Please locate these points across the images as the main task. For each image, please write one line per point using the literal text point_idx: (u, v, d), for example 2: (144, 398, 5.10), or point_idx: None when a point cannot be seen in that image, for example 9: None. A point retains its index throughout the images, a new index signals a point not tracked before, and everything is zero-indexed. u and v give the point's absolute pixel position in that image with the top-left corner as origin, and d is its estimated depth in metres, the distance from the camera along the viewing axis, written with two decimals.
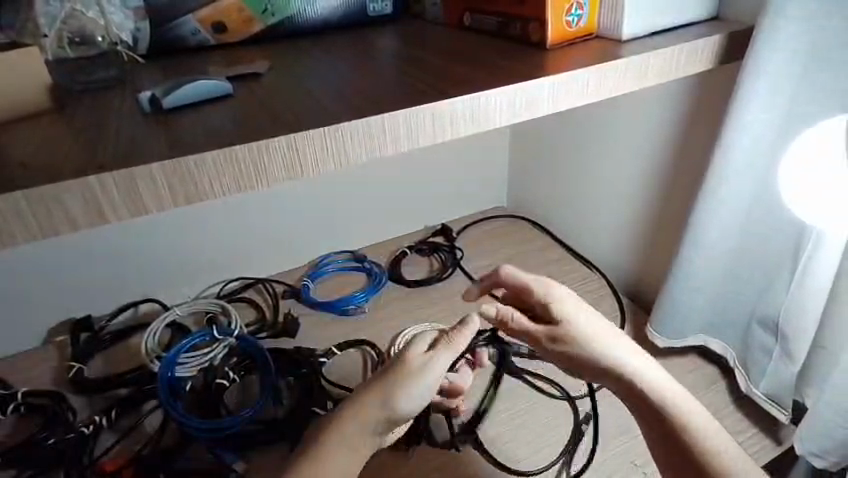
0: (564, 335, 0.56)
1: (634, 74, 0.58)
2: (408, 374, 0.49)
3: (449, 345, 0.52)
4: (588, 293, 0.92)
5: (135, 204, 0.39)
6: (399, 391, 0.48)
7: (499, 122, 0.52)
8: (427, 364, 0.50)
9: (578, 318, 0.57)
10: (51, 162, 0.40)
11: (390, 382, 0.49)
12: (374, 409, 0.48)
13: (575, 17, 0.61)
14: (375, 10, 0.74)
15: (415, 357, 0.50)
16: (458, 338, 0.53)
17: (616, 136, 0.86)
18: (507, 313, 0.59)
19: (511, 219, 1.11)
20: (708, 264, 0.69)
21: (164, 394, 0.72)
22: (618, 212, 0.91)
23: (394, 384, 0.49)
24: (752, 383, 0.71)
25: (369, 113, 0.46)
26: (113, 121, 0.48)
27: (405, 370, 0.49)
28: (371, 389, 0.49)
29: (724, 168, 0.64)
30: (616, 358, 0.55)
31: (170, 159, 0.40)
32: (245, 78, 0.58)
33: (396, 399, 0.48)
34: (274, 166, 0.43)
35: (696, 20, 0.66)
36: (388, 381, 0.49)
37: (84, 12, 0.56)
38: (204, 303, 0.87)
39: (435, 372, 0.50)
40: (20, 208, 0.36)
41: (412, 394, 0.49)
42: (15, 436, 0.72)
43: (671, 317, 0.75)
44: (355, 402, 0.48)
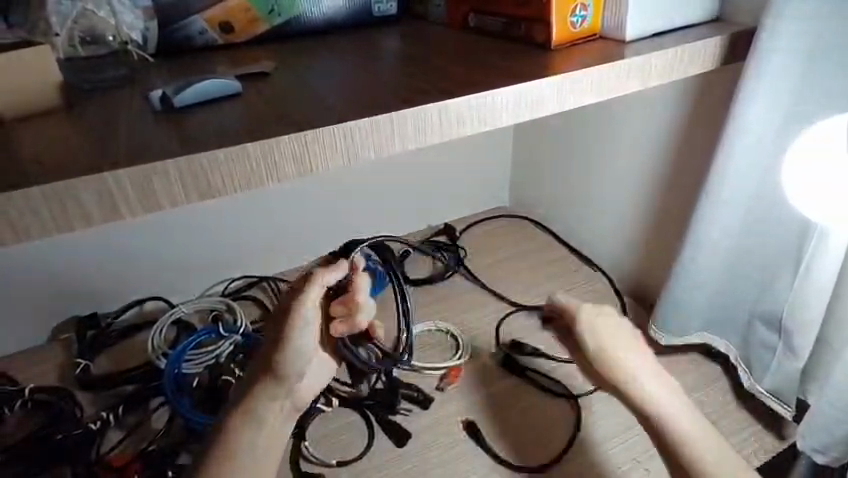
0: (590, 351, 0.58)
1: (637, 74, 0.58)
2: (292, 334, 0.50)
3: (313, 289, 0.50)
4: (590, 293, 0.93)
5: (147, 200, 0.40)
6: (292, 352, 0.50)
7: (505, 121, 0.52)
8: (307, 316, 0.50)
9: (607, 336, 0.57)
10: (65, 160, 0.40)
11: (282, 354, 0.50)
12: (279, 386, 0.50)
13: (579, 19, 0.62)
14: (379, 10, 0.75)
15: (293, 311, 0.50)
16: (322, 276, 0.51)
17: (619, 136, 0.87)
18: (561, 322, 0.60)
19: (513, 219, 1.11)
20: (709, 263, 0.70)
21: (170, 390, 0.73)
22: (620, 212, 0.92)
23: (283, 346, 0.50)
24: (755, 380, 0.72)
25: (377, 112, 0.47)
26: (123, 120, 0.49)
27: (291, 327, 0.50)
28: (266, 360, 0.50)
29: (724, 170, 0.65)
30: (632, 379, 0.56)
31: (184, 156, 0.40)
32: (252, 78, 0.58)
33: (290, 357, 0.50)
34: (285, 163, 0.44)
35: (698, 21, 0.66)
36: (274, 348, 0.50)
37: (95, 11, 0.60)
38: (208, 301, 0.88)
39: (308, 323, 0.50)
40: (36, 204, 0.37)
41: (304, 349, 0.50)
42: (22, 433, 0.72)
43: (671, 317, 0.76)
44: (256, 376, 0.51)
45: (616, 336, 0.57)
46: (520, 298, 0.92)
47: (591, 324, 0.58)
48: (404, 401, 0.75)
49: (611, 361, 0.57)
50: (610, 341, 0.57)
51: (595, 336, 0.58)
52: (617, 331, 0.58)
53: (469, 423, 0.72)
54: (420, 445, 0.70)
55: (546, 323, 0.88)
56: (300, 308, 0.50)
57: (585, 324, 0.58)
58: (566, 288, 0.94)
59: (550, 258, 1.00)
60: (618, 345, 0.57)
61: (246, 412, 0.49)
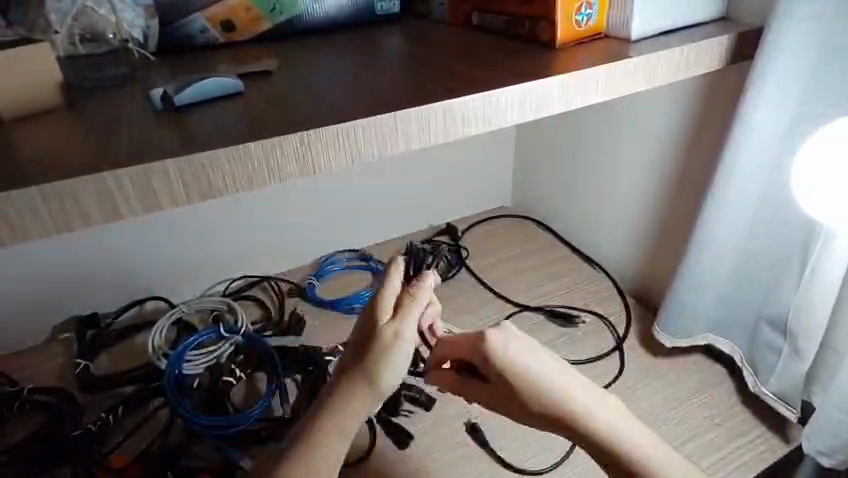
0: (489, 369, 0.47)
1: (643, 73, 0.57)
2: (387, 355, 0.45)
3: (409, 306, 0.46)
4: (593, 294, 0.92)
5: (147, 199, 0.39)
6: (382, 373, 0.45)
7: (509, 121, 0.52)
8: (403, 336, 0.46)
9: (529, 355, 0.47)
10: (64, 159, 0.40)
11: (374, 370, 0.45)
12: (362, 404, 0.45)
13: (584, 17, 0.61)
14: (381, 9, 0.74)
15: (382, 330, 0.45)
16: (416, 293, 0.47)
17: (623, 136, 0.86)
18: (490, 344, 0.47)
19: (516, 219, 1.11)
20: (714, 265, 0.70)
21: (171, 391, 0.72)
22: (624, 213, 0.91)
23: (378, 358, 0.45)
24: (760, 382, 0.71)
25: (381, 111, 0.46)
26: (124, 119, 0.48)
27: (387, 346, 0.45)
28: (348, 376, 0.45)
29: (730, 171, 0.64)
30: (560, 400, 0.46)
31: (184, 155, 0.40)
32: (253, 77, 0.58)
33: (379, 378, 0.45)
34: (286, 163, 0.43)
35: (704, 20, 0.66)
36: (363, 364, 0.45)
37: (95, 9, 0.60)
38: (209, 301, 0.88)
39: (404, 341, 0.45)
40: (34, 203, 0.36)
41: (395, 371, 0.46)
42: (21, 434, 0.71)
43: (675, 319, 0.75)
44: (334, 398, 0.45)
45: (550, 368, 0.46)
46: (523, 298, 0.91)
47: (518, 361, 0.46)
48: (406, 403, 0.75)
49: (546, 392, 0.46)
50: (540, 372, 0.46)
51: (524, 369, 0.46)
52: (547, 364, 0.47)
53: (472, 425, 0.72)
54: (423, 446, 0.70)
55: (549, 323, 0.87)
56: (395, 323, 0.46)
57: (511, 360, 0.46)
58: (569, 289, 0.93)
59: (553, 259, 1.00)
60: (549, 375, 0.46)
61: (312, 443, 0.44)
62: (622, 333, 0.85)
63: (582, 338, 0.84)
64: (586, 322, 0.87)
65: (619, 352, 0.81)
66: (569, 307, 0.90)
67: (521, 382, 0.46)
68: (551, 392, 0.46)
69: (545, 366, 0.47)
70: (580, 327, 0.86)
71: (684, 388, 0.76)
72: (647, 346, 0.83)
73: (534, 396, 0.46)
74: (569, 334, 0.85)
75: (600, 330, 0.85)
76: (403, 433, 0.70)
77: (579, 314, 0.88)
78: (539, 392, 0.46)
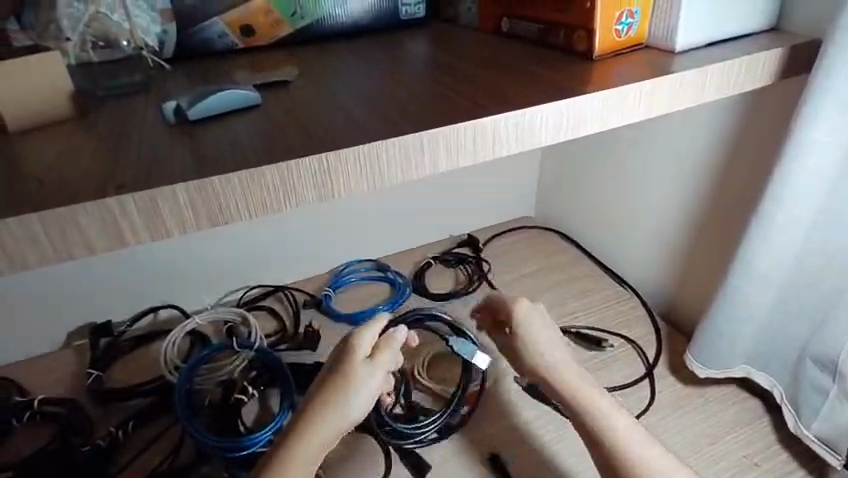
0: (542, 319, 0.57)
1: (689, 89, 0.53)
2: (353, 376, 0.49)
3: (389, 346, 0.51)
4: (621, 314, 0.88)
5: (155, 225, 0.36)
6: (346, 394, 0.48)
7: (544, 141, 0.48)
8: (370, 363, 0.50)
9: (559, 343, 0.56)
10: (69, 179, 0.37)
11: (338, 394, 0.48)
12: (328, 426, 0.48)
13: (625, 26, 0.57)
14: (406, 13, 0.71)
15: (353, 366, 0.49)
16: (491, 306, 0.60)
17: (658, 150, 0.82)
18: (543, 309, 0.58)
19: (540, 229, 1.07)
20: (757, 295, 0.65)
21: (182, 407, 0.70)
22: (656, 230, 0.86)
23: (346, 381, 0.49)
24: (802, 423, 0.67)
25: (407, 131, 0.43)
26: (135, 133, 0.46)
27: (351, 372, 0.49)
28: (318, 393, 0.49)
29: (779, 197, 0.59)
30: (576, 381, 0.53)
31: (195, 178, 0.37)
32: (272, 86, 0.55)
33: (325, 421, 0.48)
34: (303, 185, 0.40)
35: (753, 31, 0.61)
36: (332, 392, 0.48)
37: (108, 15, 0.56)
38: (223, 312, 0.85)
39: (377, 372, 0.50)
40: (33, 231, 0.34)
41: (357, 398, 0.49)
42: (31, 446, 0.70)
43: (710, 348, 0.71)
44: (307, 422, 0.48)
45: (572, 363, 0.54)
46: None
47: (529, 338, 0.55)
48: None
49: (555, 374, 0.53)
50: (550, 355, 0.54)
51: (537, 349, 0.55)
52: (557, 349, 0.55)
53: (491, 456, 0.68)
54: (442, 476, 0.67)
55: (575, 345, 0.83)
56: (369, 367, 0.50)
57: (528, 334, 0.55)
58: (595, 307, 0.89)
59: (578, 274, 0.96)
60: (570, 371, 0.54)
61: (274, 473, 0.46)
62: (652, 359, 0.81)
63: (610, 363, 0.80)
64: (615, 346, 0.83)
65: (650, 379, 0.77)
66: (596, 328, 0.85)
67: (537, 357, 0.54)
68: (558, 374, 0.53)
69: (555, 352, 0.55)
70: (608, 351, 0.82)
71: (717, 423, 0.72)
72: (679, 374, 0.79)
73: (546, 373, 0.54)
74: (596, 358, 0.81)
75: (628, 354, 0.81)
76: (418, 460, 0.68)
77: (606, 336, 0.84)
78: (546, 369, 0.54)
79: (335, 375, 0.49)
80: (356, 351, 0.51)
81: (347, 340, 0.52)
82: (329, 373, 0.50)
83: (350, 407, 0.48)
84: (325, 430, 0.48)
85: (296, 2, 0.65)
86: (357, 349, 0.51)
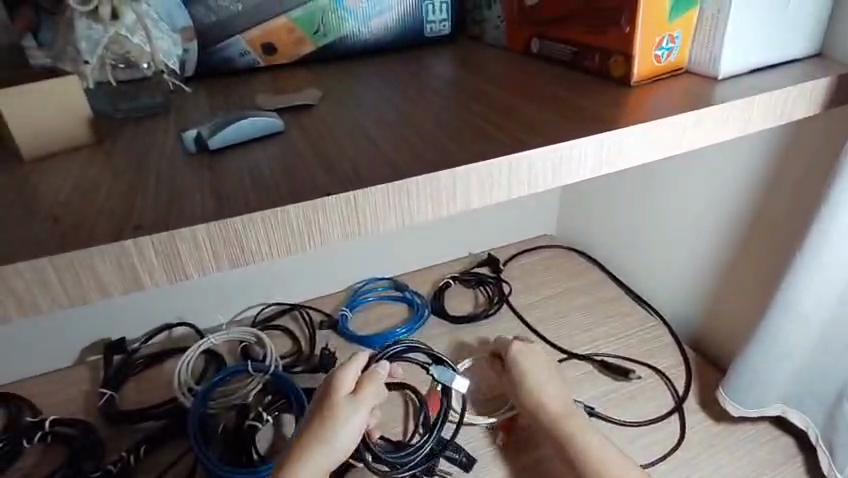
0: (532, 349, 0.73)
1: (734, 119, 0.50)
2: (342, 410, 0.53)
3: (373, 378, 0.55)
4: (648, 341, 0.85)
5: (173, 267, 0.34)
6: (335, 426, 0.52)
7: (581, 175, 0.45)
8: (353, 400, 0.54)
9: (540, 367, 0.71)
10: (86, 217, 0.36)
11: (320, 434, 0.52)
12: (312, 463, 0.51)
13: (665, 51, 0.54)
14: (432, 31, 0.69)
15: (337, 404, 0.53)
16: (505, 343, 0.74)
17: (691, 174, 0.79)
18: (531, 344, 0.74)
19: (561, 249, 1.04)
20: (798, 331, 0.63)
21: (195, 433, 0.68)
22: (686, 256, 0.83)
23: (328, 423, 0.52)
24: (836, 467, 0.65)
25: (439, 166, 0.41)
26: (155, 162, 0.44)
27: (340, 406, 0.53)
28: (309, 425, 0.53)
29: (826, 233, 0.56)
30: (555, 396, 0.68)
31: (217, 218, 0.35)
32: (295, 109, 0.53)
33: (311, 459, 0.51)
34: (329, 224, 0.38)
35: (798, 56, 0.58)
36: (317, 430, 0.52)
37: (129, 37, 0.50)
38: (238, 331, 0.83)
39: (361, 409, 0.54)
40: (45, 275, 0.32)
41: (345, 429, 0.53)
42: (42, 468, 0.69)
43: (746, 382, 0.68)
44: (295, 460, 0.52)
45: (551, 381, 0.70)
46: (570, 344, 0.84)
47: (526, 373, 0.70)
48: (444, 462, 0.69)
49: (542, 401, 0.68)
50: (540, 384, 0.69)
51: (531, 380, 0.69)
52: (545, 376, 0.70)
53: None
54: None
55: (600, 374, 0.80)
56: (352, 404, 0.53)
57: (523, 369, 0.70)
58: (621, 333, 0.86)
59: (602, 298, 0.93)
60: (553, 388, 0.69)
61: None
62: (681, 391, 0.77)
63: (637, 395, 0.77)
64: (642, 377, 0.79)
65: (679, 413, 0.74)
66: (622, 356, 0.82)
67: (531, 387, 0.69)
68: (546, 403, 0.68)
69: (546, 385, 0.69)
70: (634, 381, 0.79)
71: (749, 463, 0.69)
72: (708, 408, 0.76)
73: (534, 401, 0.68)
74: (623, 389, 0.78)
75: (656, 385, 0.78)
76: None
77: (633, 365, 0.81)
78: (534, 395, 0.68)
79: (326, 408, 0.53)
80: (340, 390, 0.54)
81: (332, 377, 0.56)
82: (315, 411, 0.54)
83: (339, 438, 0.52)
84: (317, 459, 0.51)
85: (320, 20, 0.63)
86: (340, 388, 0.54)
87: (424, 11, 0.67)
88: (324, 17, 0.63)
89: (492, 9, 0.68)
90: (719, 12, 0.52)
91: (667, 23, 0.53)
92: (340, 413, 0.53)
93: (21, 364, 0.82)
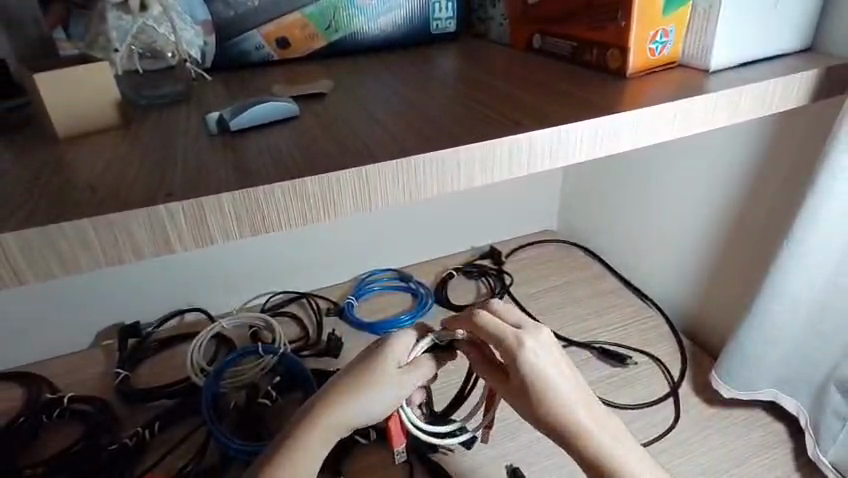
0: (516, 349, 0.44)
1: (724, 108, 0.53)
2: (368, 384, 0.45)
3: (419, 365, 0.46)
4: (644, 331, 0.88)
5: (200, 232, 0.38)
6: (355, 402, 0.45)
7: (577, 158, 0.48)
8: (395, 375, 0.45)
9: (541, 357, 0.44)
10: (120, 187, 0.39)
11: (341, 401, 0.45)
12: (331, 430, 0.45)
13: (659, 45, 0.57)
14: (438, 28, 0.72)
15: (373, 377, 0.45)
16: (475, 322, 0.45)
17: (686, 167, 0.82)
18: (517, 338, 0.44)
19: (562, 244, 1.07)
20: (786, 315, 0.65)
21: (207, 409, 0.71)
22: (683, 247, 0.86)
23: (356, 391, 0.45)
24: (820, 448, 0.67)
25: (444, 145, 0.44)
26: (180, 142, 0.47)
27: (370, 383, 0.45)
28: (339, 389, 0.45)
29: (812, 217, 0.59)
30: (551, 380, 0.43)
31: (240, 189, 0.38)
32: (309, 98, 0.56)
33: (329, 425, 0.45)
34: (342, 198, 0.41)
35: (788, 51, 0.61)
36: (339, 400, 0.45)
37: (156, 27, 0.54)
38: (249, 316, 0.87)
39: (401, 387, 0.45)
40: (86, 235, 0.35)
41: (371, 405, 0.45)
42: (59, 443, 0.72)
43: (735, 365, 0.71)
44: (309, 425, 0.45)
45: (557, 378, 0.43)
46: (569, 332, 0.87)
47: (538, 364, 0.43)
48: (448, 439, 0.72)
49: (552, 405, 0.43)
50: (554, 377, 0.43)
51: (538, 375, 0.43)
52: (555, 359, 0.44)
53: (513, 468, 0.69)
54: None
55: (597, 361, 0.83)
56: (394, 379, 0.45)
57: (534, 363, 0.43)
58: (617, 323, 0.89)
59: (600, 290, 0.95)
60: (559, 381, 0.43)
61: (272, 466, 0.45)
62: (676, 377, 0.80)
63: (633, 381, 0.80)
64: (637, 363, 0.82)
65: (674, 397, 0.77)
66: (619, 345, 0.85)
67: (537, 386, 0.43)
68: (561, 406, 0.43)
69: (558, 379, 0.43)
70: (630, 368, 0.81)
71: (741, 445, 0.71)
72: (702, 394, 0.78)
73: (534, 397, 0.43)
74: (619, 375, 0.80)
75: (651, 372, 0.81)
76: (438, 469, 0.68)
77: (630, 353, 0.84)
78: (542, 396, 0.43)
79: (354, 380, 0.45)
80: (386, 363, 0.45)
81: (382, 344, 0.47)
82: (347, 377, 0.46)
83: (365, 409, 0.45)
84: (330, 433, 0.45)
85: (331, 16, 0.66)
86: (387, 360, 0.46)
87: (431, 9, 0.70)
88: (335, 14, 0.67)
89: (496, 7, 0.72)
90: (711, 7, 0.56)
91: (661, 18, 0.56)
92: (366, 389, 0.45)
93: (39, 347, 0.85)
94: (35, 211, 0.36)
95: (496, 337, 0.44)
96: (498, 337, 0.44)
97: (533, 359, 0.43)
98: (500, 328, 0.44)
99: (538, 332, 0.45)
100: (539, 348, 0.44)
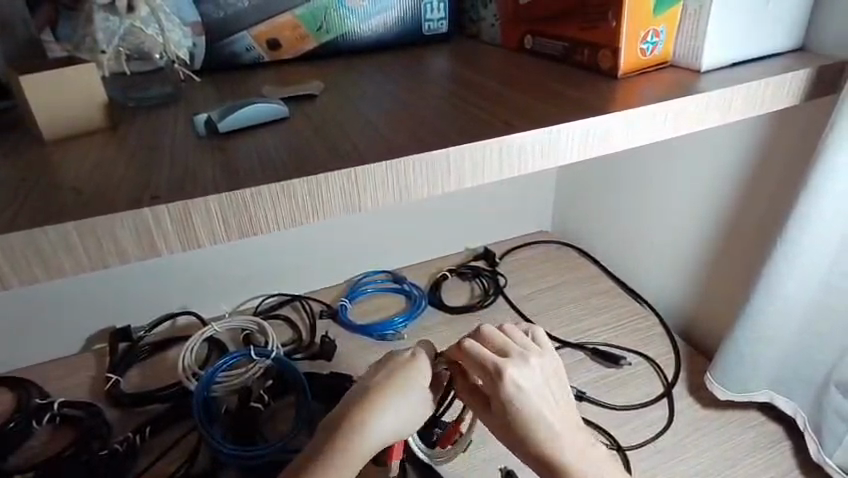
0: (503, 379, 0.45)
1: (715, 108, 0.53)
2: (402, 381, 0.46)
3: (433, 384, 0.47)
4: (638, 331, 0.88)
5: (187, 235, 0.37)
6: (395, 404, 0.45)
7: (569, 158, 0.48)
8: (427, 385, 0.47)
9: (528, 387, 0.45)
10: (106, 190, 0.38)
11: (377, 412, 0.44)
12: (367, 441, 0.44)
13: (650, 45, 0.57)
14: (429, 29, 0.72)
15: (407, 388, 0.46)
16: (467, 350, 0.46)
17: (680, 168, 0.82)
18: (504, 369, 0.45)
19: (556, 245, 1.07)
20: (779, 315, 0.65)
21: (200, 413, 0.71)
22: (677, 248, 0.86)
23: (391, 401, 0.45)
24: (824, 451, 0.67)
25: (435, 146, 0.44)
26: (168, 144, 0.47)
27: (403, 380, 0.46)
28: (370, 400, 0.45)
29: (806, 217, 0.59)
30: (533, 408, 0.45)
31: (228, 191, 0.38)
32: (300, 99, 0.56)
33: (367, 437, 0.44)
34: (332, 199, 0.41)
35: (779, 51, 0.61)
36: (374, 412, 0.44)
37: (143, 29, 0.53)
38: (241, 320, 0.87)
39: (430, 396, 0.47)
40: (70, 239, 0.35)
41: (407, 411, 0.46)
42: (49, 449, 0.71)
43: (729, 366, 0.71)
44: (349, 439, 0.44)
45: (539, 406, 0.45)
46: (564, 333, 0.87)
47: (523, 394, 0.44)
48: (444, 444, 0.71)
49: (536, 429, 0.45)
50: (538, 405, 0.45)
51: (524, 403, 0.44)
52: (539, 390, 0.45)
53: (507, 470, 0.68)
54: None
55: (592, 361, 0.82)
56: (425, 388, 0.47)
57: (518, 394, 0.44)
58: (612, 324, 0.89)
59: (595, 290, 0.95)
60: (541, 410, 0.45)
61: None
62: (671, 377, 0.80)
63: (628, 381, 0.80)
64: (633, 363, 0.82)
65: (669, 398, 0.77)
66: (613, 345, 0.85)
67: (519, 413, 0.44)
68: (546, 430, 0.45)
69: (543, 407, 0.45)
70: (624, 368, 0.81)
71: (736, 445, 0.72)
72: (696, 394, 0.78)
73: (514, 425, 0.45)
74: (614, 376, 0.80)
75: (646, 373, 0.81)
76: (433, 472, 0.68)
77: (624, 353, 0.84)
78: (524, 421, 0.45)
79: (386, 379, 0.46)
80: (416, 375, 0.47)
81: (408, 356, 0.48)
82: (376, 387, 0.45)
83: (400, 417, 0.45)
84: (374, 434, 0.44)
85: (322, 17, 0.66)
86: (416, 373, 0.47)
87: (423, 10, 0.70)
88: (327, 14, 0.66)
89: (488, 8, 0.71)
90: (702, 7, 0.56)
91: (652, 19, 0.56)
92: (401, 386, 0.46)
93: (30, 351, 0.84)
94: (19, 213, 0.36)
95: (484, 366, 0.45)
96: (487, 366, 0.45)
97: (516, 392, 0.44)
98: (486, 358, 0.45)
99: (526, 362, 0.46)
100: (527, 378, 0.45)
